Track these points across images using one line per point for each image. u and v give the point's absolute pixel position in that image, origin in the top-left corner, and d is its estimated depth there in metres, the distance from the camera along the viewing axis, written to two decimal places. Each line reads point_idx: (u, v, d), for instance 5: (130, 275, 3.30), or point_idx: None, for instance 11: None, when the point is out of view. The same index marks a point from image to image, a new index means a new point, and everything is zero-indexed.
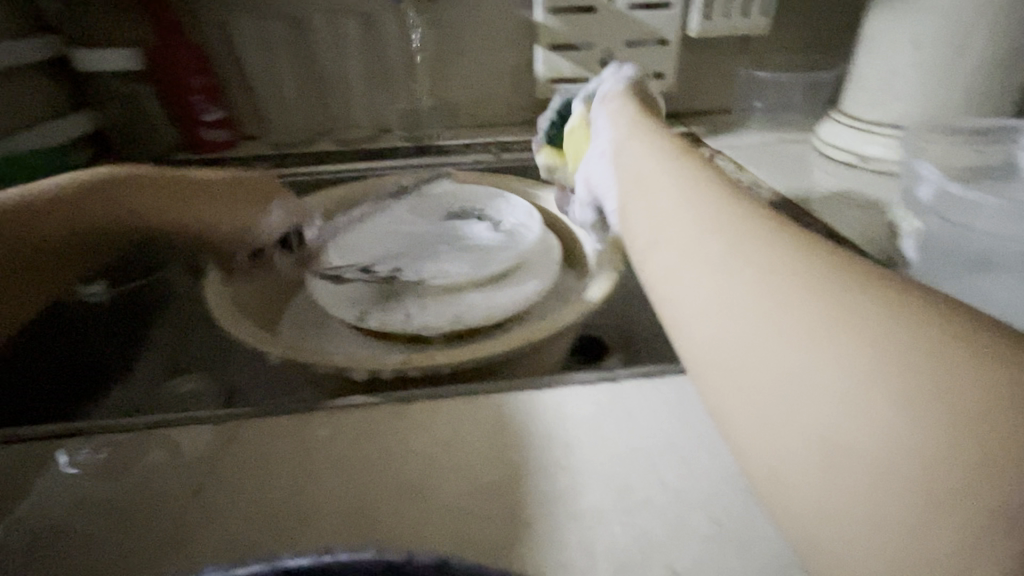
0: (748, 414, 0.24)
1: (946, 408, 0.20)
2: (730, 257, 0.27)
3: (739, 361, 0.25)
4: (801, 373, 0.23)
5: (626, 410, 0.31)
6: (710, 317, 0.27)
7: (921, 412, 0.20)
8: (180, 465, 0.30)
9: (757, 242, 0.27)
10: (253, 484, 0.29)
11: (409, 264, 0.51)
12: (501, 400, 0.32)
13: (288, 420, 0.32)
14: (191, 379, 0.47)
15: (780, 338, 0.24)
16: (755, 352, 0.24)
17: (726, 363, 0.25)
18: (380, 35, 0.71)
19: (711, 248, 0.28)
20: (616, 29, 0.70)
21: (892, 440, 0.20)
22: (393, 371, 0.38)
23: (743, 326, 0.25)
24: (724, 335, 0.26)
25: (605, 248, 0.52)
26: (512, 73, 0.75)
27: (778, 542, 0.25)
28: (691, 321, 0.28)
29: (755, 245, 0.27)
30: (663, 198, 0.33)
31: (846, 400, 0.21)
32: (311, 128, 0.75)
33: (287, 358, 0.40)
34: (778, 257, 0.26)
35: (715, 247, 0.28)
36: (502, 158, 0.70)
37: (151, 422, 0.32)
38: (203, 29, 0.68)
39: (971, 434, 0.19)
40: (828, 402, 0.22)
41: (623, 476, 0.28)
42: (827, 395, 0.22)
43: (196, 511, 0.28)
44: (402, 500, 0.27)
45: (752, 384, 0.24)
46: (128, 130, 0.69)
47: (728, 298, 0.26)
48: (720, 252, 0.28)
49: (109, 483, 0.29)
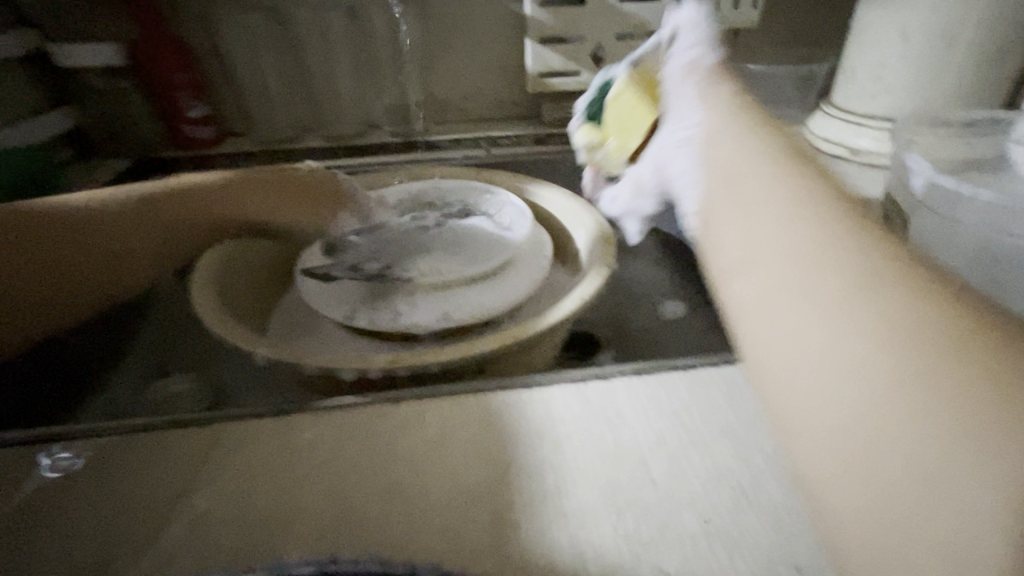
0: (798, 409, 0.27)
1: (954, 407, 0.21)
2: (792, 267, 0.29)
3: (789, 360, 0.27)
4: (839, 377, 0.25)
5: (616, 408, 0.31)
6: (775, 321, 0.29)
7: (935, 414, 0.21)
8: (160, 468, 0.29)
9: (813, 249, 0.29)
10: (237, 489, 0.28)
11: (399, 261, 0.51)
12: (491, 400, 0.32)
13: (272, 423, 0.31)
14: (182, 381, 0.46)
15: (825, 346, 0.26)
16: (803, 355, 0.27)
17: (779, 364, 0.28)
18: (366, 28, 0.70)
19: (779, 254, 0.30)
20: (606, 22, 0.69)
21: (920, 449, 0.21)
22: (381, 370, 0.38)
23: (797, 330, 0.28)
24: (781, 338, 0.28)
25: (595, 244, 0.52)
26: (501, 67, 0.75)
27: (766, 541, 0.25)
28: (761, 323, 0.30)
29: (812, 253, 0.29)
30: (750, 198, 0.34)
31: (869, 403, 0.23)
32: (298, 124, 0.74)
33: (273, 357, 0.39)
34: (834, 265, 0.27)
35: (785, 253, 0.30)
36: (491, 153, 0.70)
37: (130, 426, 0.31)
38: (184, 23, 0.67)
39: (973, 434, 0.20)
40: (852, 404, 0.24)
41: (611, 476, 0.28)
42: (854, 397, 0.24)
43: (177, 517, 0.27)
44: (389, 503, 0.27)
45: (798, 385, 0.27)
46: (111, 128, 0.68)
47: (791, 305, 0.28)
48: (786, 262, 0.29)
49: (91, 490, 0.29)
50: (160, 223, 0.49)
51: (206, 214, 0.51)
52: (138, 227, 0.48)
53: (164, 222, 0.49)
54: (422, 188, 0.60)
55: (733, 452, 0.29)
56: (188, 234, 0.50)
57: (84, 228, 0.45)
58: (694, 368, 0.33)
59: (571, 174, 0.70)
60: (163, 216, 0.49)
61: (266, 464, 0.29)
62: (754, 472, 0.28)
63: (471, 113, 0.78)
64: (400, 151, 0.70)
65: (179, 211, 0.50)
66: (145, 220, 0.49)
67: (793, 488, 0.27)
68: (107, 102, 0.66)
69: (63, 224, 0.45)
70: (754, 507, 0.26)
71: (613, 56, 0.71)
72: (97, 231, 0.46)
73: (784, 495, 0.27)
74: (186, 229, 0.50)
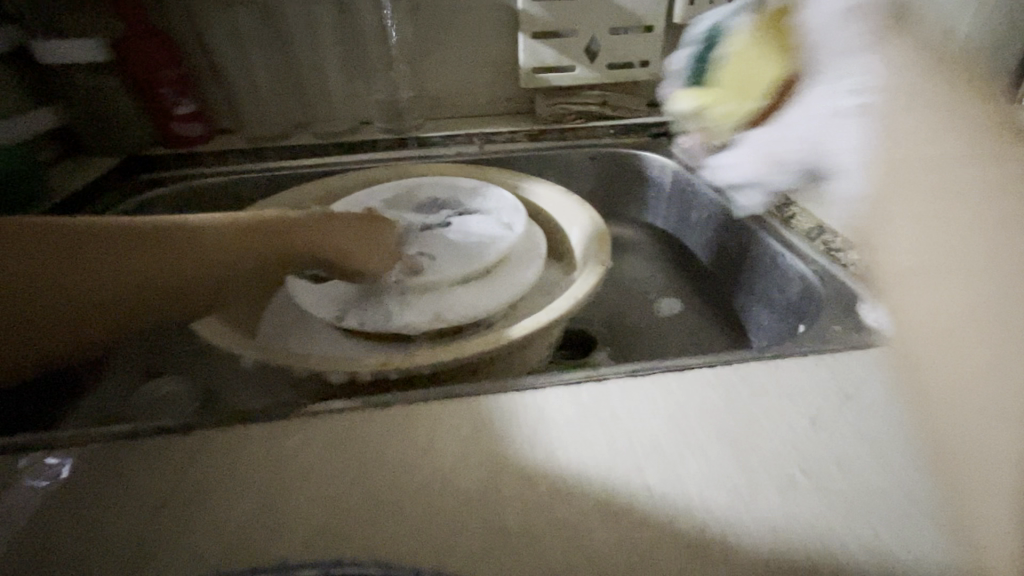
0: (946, 371, 0.17)
1: None
2: (947, 154, 0.18)
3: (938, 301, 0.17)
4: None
5: (610, 411, 0.31)
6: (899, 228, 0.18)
7: None
8: (144, 476, 0.28)
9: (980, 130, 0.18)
10: (221, 499, 0.27)
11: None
12: (483, 403, 0.31)
13: (259, 428, 0.31)
14: (171, 384, 0.49)
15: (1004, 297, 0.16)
16: (962, 302, 0.17)
17: (920, 298, 0.18)
18: (355, 23, 0.69)
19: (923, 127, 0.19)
20: (599, 16, 0.68)
21: None
22: (373, 373, 0.37)
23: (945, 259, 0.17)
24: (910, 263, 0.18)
25: (589, 241, 0.51)
26: (494, 62, 0.74)
27: (763, 546, 0.24)
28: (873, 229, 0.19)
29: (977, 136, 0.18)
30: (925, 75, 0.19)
31: None
32: (289, 120, 0.73)
33: (260, 360, 0.38)
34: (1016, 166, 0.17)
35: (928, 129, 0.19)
36: (485, 150, 0.69)
37: (112, 433, 0.30)
38: (170, 18, 0.66)
39: None
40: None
41: (606, 481, 0.27)
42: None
43: (159, 527, 0.26)
44: (379, 511, 0.26)
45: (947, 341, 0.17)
46: (98, 126, 0.65)
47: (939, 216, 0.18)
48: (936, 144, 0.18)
49: (70, 503, 0.28)
50: (202, 252, 0.39)
51: (259, 244, 0.42)
52: (232, 249, 0.40)
53: (230, 249, 0.40)
54: (415, 186, 0.59)
55: (730, 455, 0.28)
56: (210, 263, 0.39)
57: (92, 249, 0.35)
58: (690, 369, 0.33)
59: (565, 169, 0.69)
60: (215, 242, 0.40)
61: (253, 472, 0.28)
62: (751, 475, 0.27)
63: (464, 109, 0.77)
64: (391, 147, 0.69)
65: (210, 238, 0.40)
66: (235, 244, 0.41)
67: (790, 491, 0.26)
68: (93, 99, 0.64)
69: (77, 238, 0.35)
70: (752, 512, 0.26)
71: (607, 51, 0.70)
72: (98, 256, 0.35)
73: (781, 497, 0.26)
74: (235, 263, 0.41)
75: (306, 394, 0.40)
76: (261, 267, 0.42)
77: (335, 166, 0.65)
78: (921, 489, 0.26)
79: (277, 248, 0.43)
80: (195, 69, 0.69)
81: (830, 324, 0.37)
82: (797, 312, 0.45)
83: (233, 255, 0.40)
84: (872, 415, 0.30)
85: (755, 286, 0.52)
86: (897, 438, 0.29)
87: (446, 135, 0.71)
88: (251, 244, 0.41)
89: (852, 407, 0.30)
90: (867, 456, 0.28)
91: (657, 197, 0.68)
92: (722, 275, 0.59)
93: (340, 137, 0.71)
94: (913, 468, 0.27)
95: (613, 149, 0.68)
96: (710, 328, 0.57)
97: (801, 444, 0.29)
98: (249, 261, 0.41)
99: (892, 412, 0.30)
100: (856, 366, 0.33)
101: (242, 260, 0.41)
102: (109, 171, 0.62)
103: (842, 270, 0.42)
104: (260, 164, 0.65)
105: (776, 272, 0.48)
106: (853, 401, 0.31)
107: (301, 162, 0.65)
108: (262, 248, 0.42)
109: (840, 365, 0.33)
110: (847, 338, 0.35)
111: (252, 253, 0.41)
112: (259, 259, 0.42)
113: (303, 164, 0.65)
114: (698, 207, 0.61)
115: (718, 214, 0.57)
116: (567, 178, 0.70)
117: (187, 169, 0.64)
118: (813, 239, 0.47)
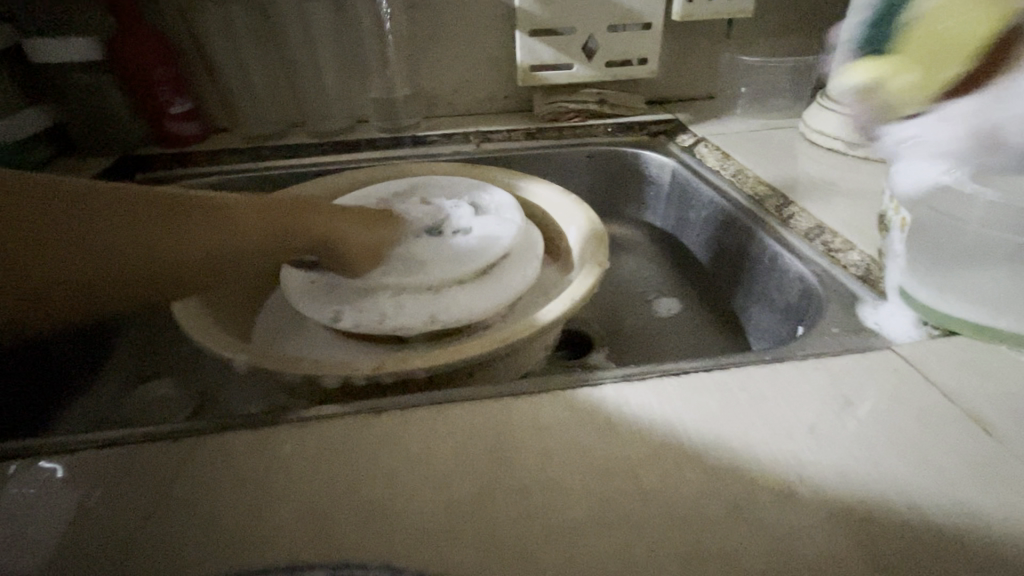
0: None
1: None
2: None
3: None
4: None
5: (605, 417, 0.30)
6: None
7: None
8: (131, 484, 0.28)
9: None
10: (208, 509, 0.27)
11: (385, 260, 0.49)
12: (478, 409, 0.31)
13: (250, 434, 0.30)
14: (164, 387, 0.48)
15: None
16: None
17: None
18: (352, 21, 0.68)
19: None
20: (598, 13, 0.67)
21: None
22: (366, 376, 0.36)
23: None
24: None
25: (587, 242, 0.51)
26: (491, 60, 0.73)
27: (762, 554, 0.24)
28: None
29: None
30: None
31: None
32: (284, 119, 0.72)
33: (253, 365, 0.37)
34: None
35: None
36: (482, 148, 0.68)
37: (100, 440, 0.30)
38: (164, 15, 0.65)
39: None
40: None
41: (601, 489, 0.27)
42: None
43: (147, 536, 0.26)
44: (369, 522, 0.26)
45: None
46: (91, 124, 0.64)
47: None
48: None
49: (54, 512, 0.27)
50: (194, 231, 0.37)
51: (243, 228, 0.40)
52: (223, 230, 0.39)
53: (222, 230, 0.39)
54: (412, 186, 0.58)
55: (727, 463, 0.28)
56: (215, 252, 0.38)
57: (87, 230, 0.33)
58: (687, 375, 0.33)
59: (563, 169, 0.69)
60: (208, 223, 0.38)
61: (242, 481, 0.28)
62: (750, 484, 0.27)
63: (461, 107, 0.76)
64: (388, 146, 0.68)
65: (202, 218, 0.38)
66: (225, 226, 0.39)
67: (789, 500, 0.26)
68: (87, 97, 0.63)
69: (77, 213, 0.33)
70: (751, 522, 0.25)
71: (605, 48, 0.70)
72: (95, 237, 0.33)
73: (780, 506, 0.26)
74: (227, 247, 0.39)
75: (300, 398, 0.40)
76: (251, 253, 0.41)
77: (330, 165, 0.65)
78: (922, 498, 0.26)
79: (259, 236, 0.41)
80: (190, 67, 0.68)
81: (829, 327, 0.37)
82: (797, 314, 0.45)
83: (225, 236, 0.39)
84: (870, 421, 0.30)
85: (754, 287, 0.52)
86: (896, 444, 0.28)
87: (443, 134, 0.70)
88: (240, 228, 0.40)
89: (851, 413, 0.30)
90: (866, 463, 0.27)
91: (656, 196, 0.68)
92: (721, 275, 0.58)
93: (336, 135, 0.71)
94: (913, 476, 0.27)
95: (611, 148, 0.67)
96: (708, 329, 0.57)
97: (800, 451, 0.28)
98: (241, 245, 0.40)
99: (892, 418, 0.30)
100: (855, 371, 0.33)
101: (232, 244, 0.39)
102: (102, 170, 0.61)
103: (842, 271, 0.42)
104: (255, 163, 0.64)
105: (775, 272, 0.48)
106: (852, 407, 0.30)
107: (296, 161, 0.65)
108: (251, 231, 0.41)
109: (839, 370, 0.33)
110: (847, 342, 0.35)
111: (241, 237, 0.40)
112: (246, 249, 0.40)
113: (298, 163, 0.65)
114: (696, 207, 0.61)
115: (717, 213, 0.56)
116: (565, 177, 0.69)
117: (181, 169, 0.63)
118: (812, 239, 0.46)
